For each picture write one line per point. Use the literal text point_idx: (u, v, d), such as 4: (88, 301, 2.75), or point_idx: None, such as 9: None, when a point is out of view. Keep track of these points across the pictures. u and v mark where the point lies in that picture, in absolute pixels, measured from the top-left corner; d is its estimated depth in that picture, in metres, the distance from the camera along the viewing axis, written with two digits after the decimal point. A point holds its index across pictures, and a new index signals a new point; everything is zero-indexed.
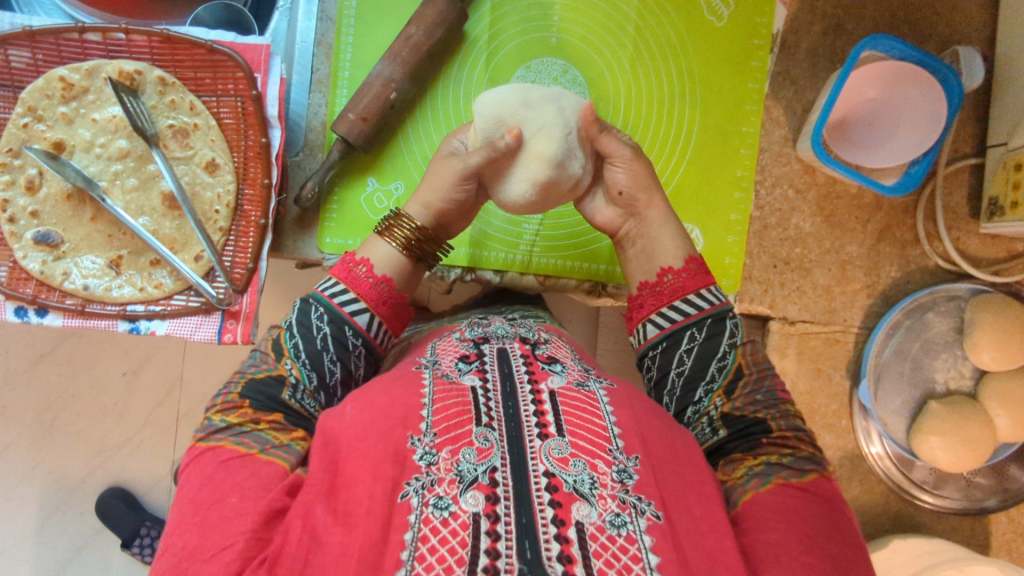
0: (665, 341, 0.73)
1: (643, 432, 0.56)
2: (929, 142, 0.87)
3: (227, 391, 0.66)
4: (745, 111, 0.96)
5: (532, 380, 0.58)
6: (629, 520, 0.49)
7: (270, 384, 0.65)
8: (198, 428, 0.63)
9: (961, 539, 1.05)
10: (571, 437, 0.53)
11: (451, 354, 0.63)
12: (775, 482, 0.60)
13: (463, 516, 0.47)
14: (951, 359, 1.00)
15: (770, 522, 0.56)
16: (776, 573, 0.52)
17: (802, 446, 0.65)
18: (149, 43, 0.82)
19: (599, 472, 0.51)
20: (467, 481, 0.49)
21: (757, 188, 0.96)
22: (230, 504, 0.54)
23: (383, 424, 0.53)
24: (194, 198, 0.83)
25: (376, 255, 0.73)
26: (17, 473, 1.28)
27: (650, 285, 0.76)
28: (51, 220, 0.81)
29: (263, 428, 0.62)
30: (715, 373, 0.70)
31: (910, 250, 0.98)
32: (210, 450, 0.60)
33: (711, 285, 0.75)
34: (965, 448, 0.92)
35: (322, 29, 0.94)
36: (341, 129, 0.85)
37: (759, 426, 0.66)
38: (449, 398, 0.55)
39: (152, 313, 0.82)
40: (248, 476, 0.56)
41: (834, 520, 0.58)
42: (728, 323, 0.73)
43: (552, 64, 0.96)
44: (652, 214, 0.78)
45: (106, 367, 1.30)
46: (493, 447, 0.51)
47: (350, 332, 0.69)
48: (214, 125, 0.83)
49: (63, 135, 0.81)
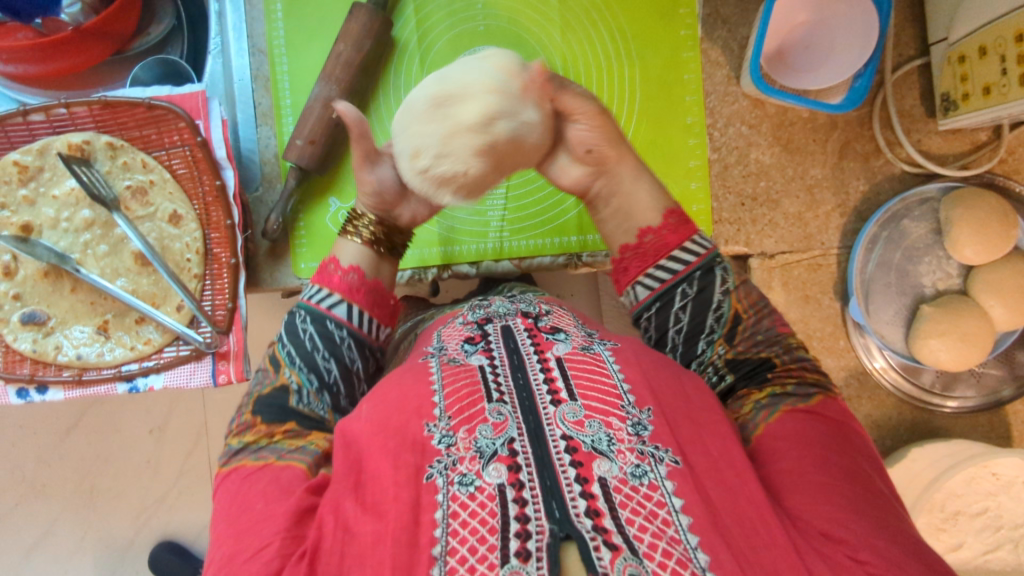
0: (658, 301, 0.72)
1: (652, 383, 0.58)
2: (869, 50, 0.86)
3: (239, 414, 0.67)
4: (682, 59, 0.96)
5: (538, 351, 0.60)
6: (649, 469, 0.51)
7: (277, 395, 0.67)
8: (221, 456, 0.64)
9: (982, 435, 1.05)
10: (583, 400, 0.55)
11: (456, 338, 0.66)
12: (783, 410, 0.62)
13: (489, 489, 0.49)
14: (935, 261, 0.98)
15: (783, 450, 0.58)
16: (799, 499, 0.54)
17: (808, 373, 0.66)
18: (91, 112, 0.84)
19: (615, 429, 0.53)
20: (487, 455, 0.51)
21: (710, 131, 0.97)
22: (258, 510, 0.54)
23: (399, 417, 0.55)
24: (165, 252, 0.86)
25: (339, 253, 0.75)
26: (71, 544, 1.33)
27: (633, 247, 0.76)
28: (34, 299, 0.84)
29: (277, 439, 0.62)
30: (713, 324, 0.70)
31: (874, 161, 0.98)
32: (233, 472, 0.60)
33: (694, 236, 0.74)
34: (965, 345, 0.91)
35: (256, 63, 0.96)
36: (292, 156, 0.87)
37: (764, 364, 0.68)
38: (459, 379, 0.57)
39: (147, 368, 0.85)
40: (269, 483, 0.57)
41: (845, 436, 0.60)
42: (717, 271, 0.71)
43: (484, 52, 0.96)
44: (623, 169, 0.77)
45: (132, 428, 1.34)
46: (508, 420, 0.54)
47: (333, 326, 0.70)
48: (169, 178, 0.86)
49: (29, 217, 0.84)
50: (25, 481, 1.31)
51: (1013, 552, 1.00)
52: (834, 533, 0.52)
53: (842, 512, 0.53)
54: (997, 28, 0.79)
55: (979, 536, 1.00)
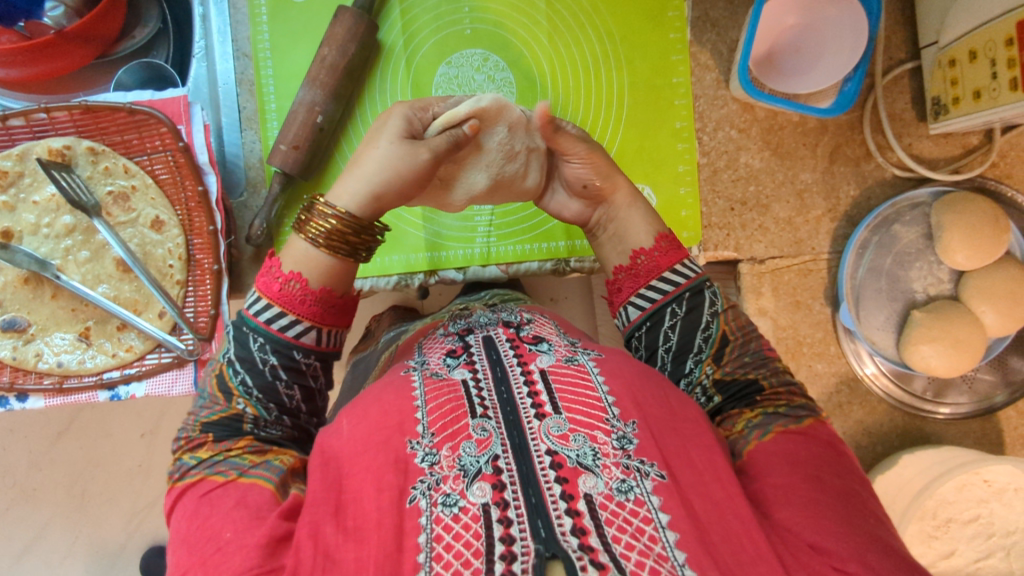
0: (648, 321, 0.72)
1: (637, 396, 0.57)
2: (858, 55, 0.85)
3: (187, 432, 0.64)
4: (672, 62, 0.95)
5: (521, 362, 0.60)
6: (635, 484, 0.50)
7: (228, 424, 0.63)
8: (171, 470, 0.63)
9: (974, 442, 1.04)
10: (568, 413, 0.54)
11: (438, 351, 0.65)
12: (775, 431, 0.60)
13: (473, 509, 0.48)
14: (926, 267, 0.98)
15: (774, 466, 0.57)
16: (788, 513, 0.53)
17: (796, 398, 0.65)
18: (71, 116, 0.83)
19: (600, 442, 0.53)
20: (471, 474, 0.50)
21: (699, 136, 0.96)
22: (226, 539, 0.53)
23: (380, 434, 0.54)
24: (147, 258, 0.85)
25: (301, 263, 0.65)
26: (62, 549, 1.32)
27: (626, 268, 0.75)
28: (14, 306, 0.83)
29: (236, 453, 0.61)
30: (702, 344, 0.69)
31: (864, 165, 0.97)
32: (189, 488, 0.59)
33: (685, 260, 0.74)
34: (956, 351, 0.90)
35: (241, 67, 0.94)
36: (276, 161, 0.86)
37: (753, 387, 0.66)
38: (442, 395, 0.57)
39: (129, 376, 0.85)
40: (236, 504, 0.55)
41: (837, 456, 0.59)
42: (707, 293, 0.71)
43: (471, 55, 0.96)
44: (619, 198, 0.77)
45: (123, 433, 1.33)
46: (492, 436, 0.53)
47: (299, 355, 0.65)
48: (151, 183, 0.85)
49: (9, 223, 0.82)
50: (15, 486, 1.30)
51: (1004, 560, 0.99)
52: (822, 544, 0.51)
53: (832, 524, 0.52)
54: (988, 31, 0.78)
55: (971, 544, 1.00)
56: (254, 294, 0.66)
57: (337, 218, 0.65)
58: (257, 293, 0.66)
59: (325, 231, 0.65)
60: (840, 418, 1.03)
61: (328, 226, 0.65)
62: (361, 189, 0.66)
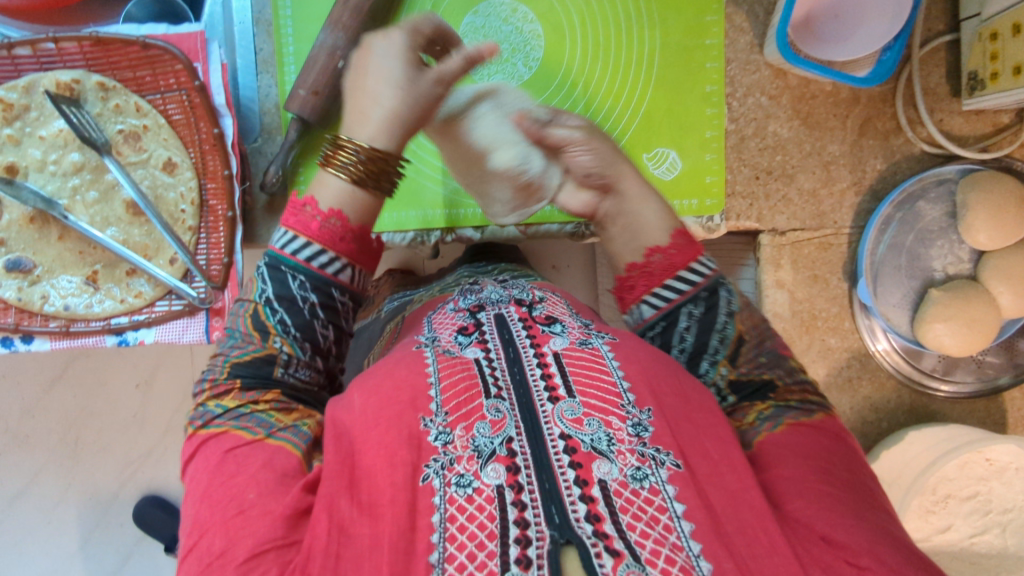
0: (662, 321, 0.68)
1: (652, 381, 0.56)
2: (899, 23, 0.82)
3: (213, 375, 0.62)
4: (705, 23, 0.92)
5: (534, 344, 0.58)
6: (650, 472, 0.50)
7: (261, 365, 0.61)
8: (193, 417, 0.61)
9: (977, 421, 1.05)
10: (582, 397, 0.53)
11: (449, 327, 0.63)
12: (786, 423, 0.60)
13: (487, 491, 0.47)
14: (947, 245, 0.97)
15: (784, 458, 0.56)
16: (799, 506, 0.52)
17: (811, 394, 0.63)
18: (81, 48, 0.78)
19: (614, 428, 0.52)
20: (485, 455, 0.49)
21: (729, 101, 0.94)
22: (250, 501, 0.51)
23: (392, 409, 0.53)
24: (158, 202, 0.82)
25: (341, 201, 0.62)
26: (54, 496, 1.31)
27: (639, 266, 0.70)
28: (19, 246, 0.80)
29: (263, 408, 0.59)
30: (718, 345, 0.66)
31: (893, 140, 0.96)
32: (214, 438, 0.58)
33: (701, 256, 0.69)
34: (971, 331, 0.90)
35: (258, 6, 0.90)
36: (294, 107, 0.83)
37: (768, 386, 0.64)
38: (455, 372, 0.56)
39: (138, 323, 0.82)
40: (263, 467, 0.54)
41: (845, 447, 0.58)
42: (723, 292, 0.67)
43: (499, 5, 0.92)
44: (627, 186, 0.72)
45: (118, 383, 1.31)
46: (506, 418, 0.52)
47: (336, 292, 0.64)
48: (164, 124, 0.82)
49: (14, 158, 0.79)
50: (9, 432, 1.29)
51: (999, 536, 1.01)
52: (834, 537, 0.50)
53: (842, 517, 0.51)
54: None
55: (968, 520, 1.01)
56: (281, 231, 0.64)
57: (377, 154, 0.61)
58: (290, 233, 0.63)
59: (364, 168, 0.61)
60: (848, 394, 1.04)
61: (368, 163, 0.61)
62: (398, 129, 0.62)
